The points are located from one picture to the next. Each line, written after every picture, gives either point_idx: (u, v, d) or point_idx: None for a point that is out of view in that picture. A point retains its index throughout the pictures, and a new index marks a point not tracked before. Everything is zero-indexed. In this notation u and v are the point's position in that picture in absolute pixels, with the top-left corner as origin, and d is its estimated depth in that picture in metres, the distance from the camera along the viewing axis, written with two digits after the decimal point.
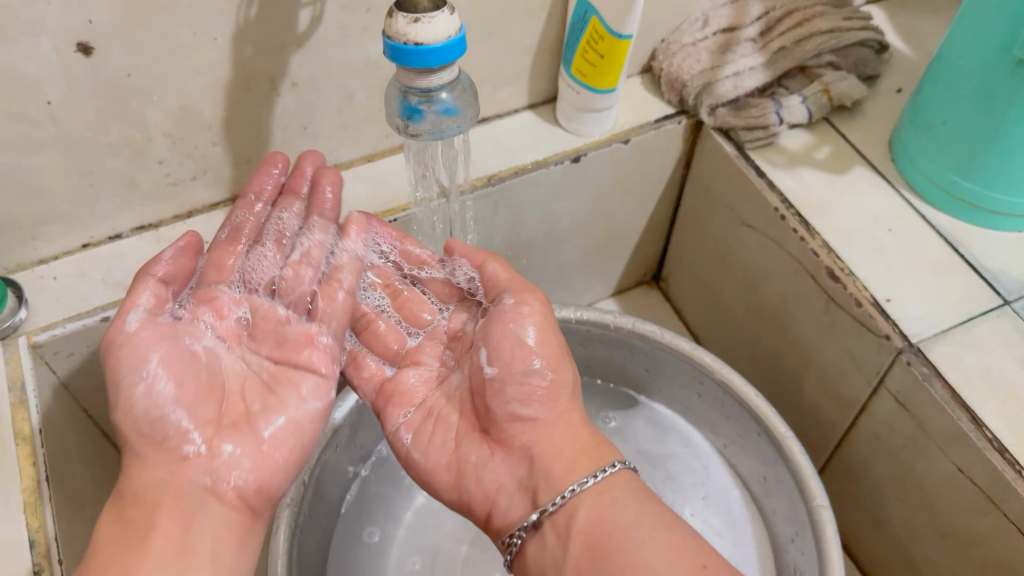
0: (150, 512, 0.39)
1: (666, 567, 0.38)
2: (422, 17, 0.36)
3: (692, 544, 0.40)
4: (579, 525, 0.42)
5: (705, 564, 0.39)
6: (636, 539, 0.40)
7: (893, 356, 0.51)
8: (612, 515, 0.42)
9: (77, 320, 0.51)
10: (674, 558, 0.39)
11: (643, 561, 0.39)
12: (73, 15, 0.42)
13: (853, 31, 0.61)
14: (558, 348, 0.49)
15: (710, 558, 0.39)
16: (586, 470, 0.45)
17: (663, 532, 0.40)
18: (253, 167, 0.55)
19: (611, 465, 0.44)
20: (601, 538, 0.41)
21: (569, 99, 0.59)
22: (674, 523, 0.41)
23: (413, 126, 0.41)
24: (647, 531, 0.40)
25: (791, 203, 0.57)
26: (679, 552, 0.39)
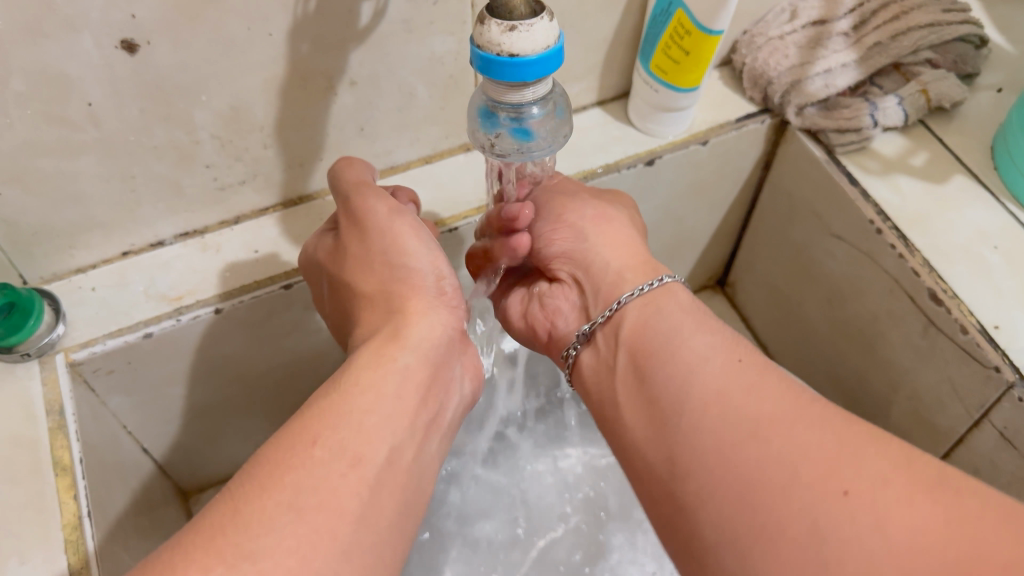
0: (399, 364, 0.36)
1: (699, 361, 0.33)
2: (519, 24, 0.31)
3: (738, 344, 0.34)
4: (624, 332, 0.38)
5: (742, 359, 0.33)
6: (676, 338, 0.35)
7: (1002, 390, 0.46)
8: (655, 319, 0.37)
9: (118, 337, 0.47)
10: (711, 354, 0.33)
11: (681, 357, 0.34)
12: (117, 8, 0.38)
13: (953, 25, 0.56)
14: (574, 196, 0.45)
15: (750, 355, 0.33)
16: (640, 281, 0.40)
17: (706, 333, 0.35)
18: (306, 170, 0.51)
19: (657, 280, 0.39)
20: (641, 341, 0.36)
21: (645, 96, 0.54)
22: (721, 328, 0.36)
23: (499, 145, 0.37)
24: (687, 330, 0.35)
25: (888, 215, 0.52)
26: (716, 347, 0.34)
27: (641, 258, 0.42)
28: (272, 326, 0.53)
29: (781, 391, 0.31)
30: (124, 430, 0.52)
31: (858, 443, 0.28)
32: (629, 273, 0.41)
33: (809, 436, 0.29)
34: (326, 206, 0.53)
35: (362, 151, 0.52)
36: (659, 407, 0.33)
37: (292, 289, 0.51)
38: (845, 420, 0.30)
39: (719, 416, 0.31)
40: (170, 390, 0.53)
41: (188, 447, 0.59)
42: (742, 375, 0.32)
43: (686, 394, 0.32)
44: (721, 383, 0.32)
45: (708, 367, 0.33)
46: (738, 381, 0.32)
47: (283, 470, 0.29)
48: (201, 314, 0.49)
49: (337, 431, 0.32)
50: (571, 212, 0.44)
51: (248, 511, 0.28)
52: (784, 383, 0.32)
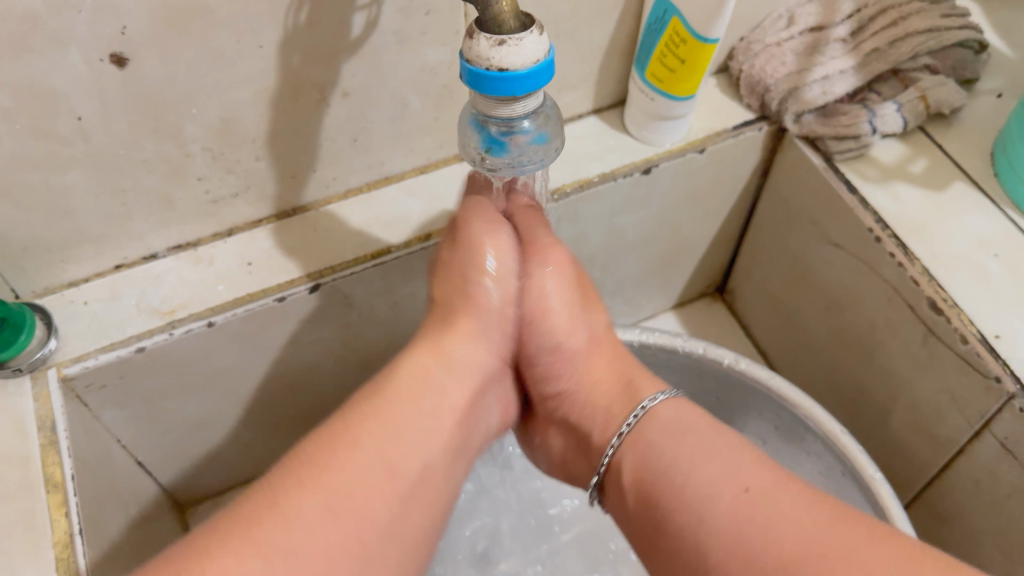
0: (437, 383, 0.41)
1: (711, 502, 0.37)
2: (508, 38, 0.31)
3: (740, 463, 0.38)
4: (630, 477, 0.42)
5: (749, 487, 0.37)
6: (681, 478, 0.39)
7: (1003, 400, 0.45)
8: (653, 460, 0.41)
9: (110, 352, 0.47)
10: (719, 494, 0.37)
11: (686, 502, 0.38)
12: (105, 22, 0.37)
13: (953, 30, 0.55)
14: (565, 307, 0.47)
15: (756, 478, 0.37)
16: (626, 412, 0.44)
17: (709, 462, 0.38)
18: (298, 182, 0.51)
19: (641, 408, 0.44)
20: (654, 483, 0.40)
21: (641, 105, 0.54)
22: (721, 446, 0.39)
23: (490, 160, 0.37)
24: (688, 465, 0.39)
25: (887, 222, 0.52)
26: (723, 482, 0.37)
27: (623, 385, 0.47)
28: (267, 339, 0.53)
29: (799, 521, 0.34)
30: (117, 444, 0.52)
31: (892, 568, 0.32)
32: (614, 408, 0.46)
33: (840, 569, 0.32)
34: (320, 217, 0.53)
35: (355, 162, 0.52)
36: (682, 558, 0.37)
37: (286, 303, 0.50)
38: (872, 542, 0.33)
39: (744, 561, 0.34)
40: (164, 404, 0.52)
41: (183, 459, 0.59)
42: (752, 512, 0.35)
43: (707, 539, 0.36)
44: (733, 528, 0.35)
45: (720, 509, 0.36)
46: (751, 520, 0.35)
47: (322, 471, 0.35)
48: (194, 328, 0.48)
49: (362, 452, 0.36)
50: (567, 341, 0.47)
51: (283, 512, 0.33)
52: (795, 505, 0.35)
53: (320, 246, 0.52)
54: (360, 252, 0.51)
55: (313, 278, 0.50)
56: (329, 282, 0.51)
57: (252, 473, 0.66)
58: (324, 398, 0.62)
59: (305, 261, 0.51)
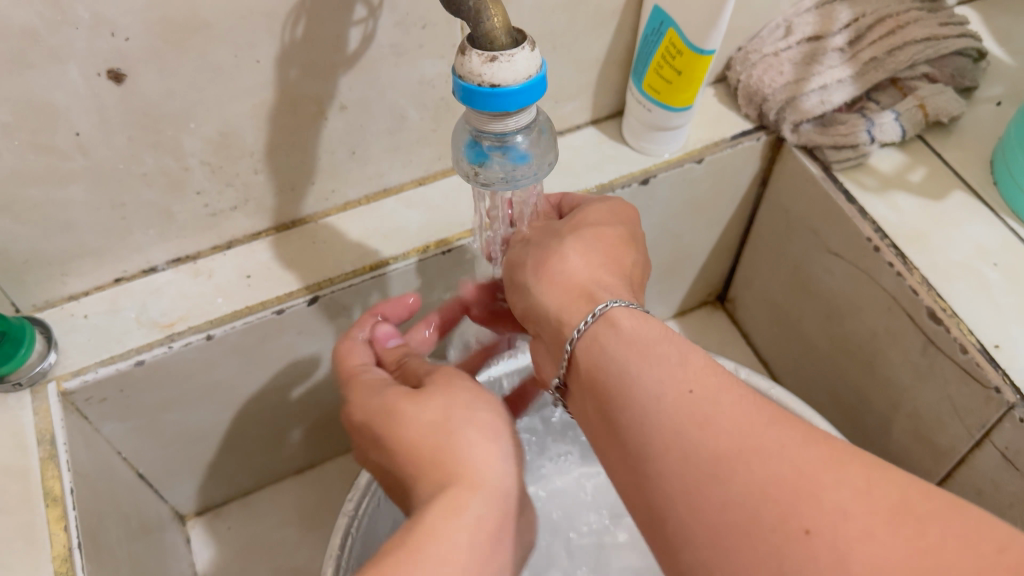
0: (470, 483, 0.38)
1: (652, 402, 0.30)
2: (500, 54, 0.31)
3: (691, 366, 0.30)
4: (583, 378, 0.34)
5: (693, 388, 0.29)
6: (628, 378, 0.31)
7: (1003, 410, 0.45)
8: (607, 359, 0.32)
9: (109, 365, 0.47)
10: (661, 387, 0.30)
11: (632, 403, 0.30)
12: (102, 38, 0.37)
13: (950, 39, 0.55)
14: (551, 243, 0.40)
15: (706, 380, 0.30)
16: (583, 313, 0.35)
17: (662, 362, 0.31)
18: (297, 195, 0.51)
19: (598, 309, 0.34)
20: (598, 383, 0.33)
21: (638, 116, 0.54)
22: (671, 347, 0.32)
23: (484, 174, 0.37)
24: (637, 364, 0.31)
25: (886, 232, 0.52)
26: (667, 380, 0.30)
27: (577, 293, 0.37)
28: (265, 352, 0.53)
29: (738, 418, 0.28)
30: (119, 456, 0.52)
31: (814, 470, 0.25)
32: (566, 316, 0.36)
33: (773, 463, 0.26)
34: (319, 229, 0.53)
35: (354, 174, 0.52)
36: (625, 450, 0.30)
37: (285, 315, 0.50)
38: (810, 443, 0.27)
39: (680, 458, 0.28)
40: (165, 416, 0.53)
41: (185, 471, 0.59)
42: (694, 410, 0.28)
43: (644, 437, 0.29)
44: (675, 425, 0.28)
45: (660, 408, 0.29)
46: (691, 418, 0.28)
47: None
48: (193, 341, 0.48)
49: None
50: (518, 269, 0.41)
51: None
52: (737, 405, 0.28)
53: (319, 258, 0.52)
54: (359, 264, 0.51)
55: (311, 290, 0.50)
56: (328, 294, 0.51)
57: (254, 484, 0.66)
58: (325, 408, 0.62)
59: (304, 273, 0.51)
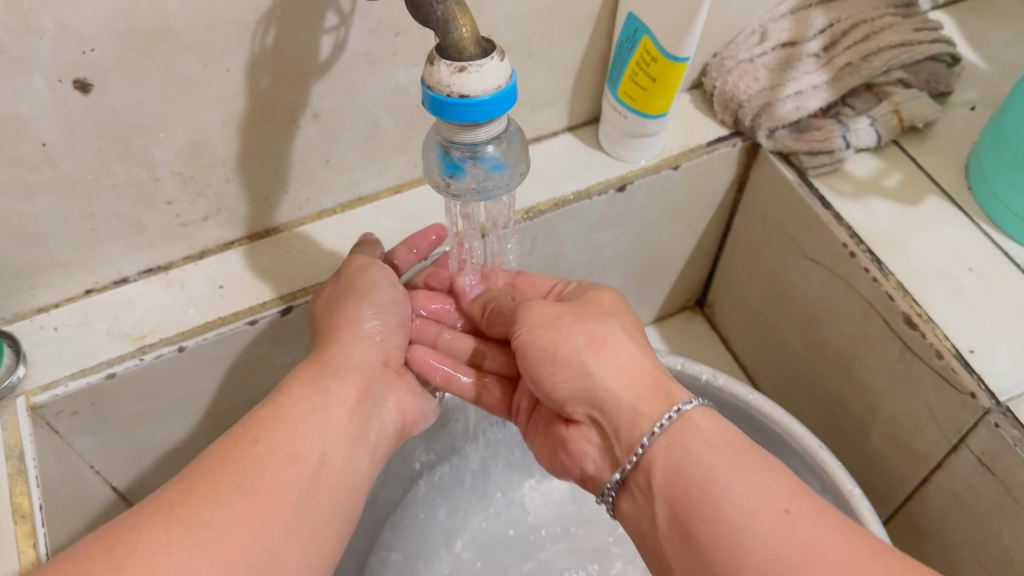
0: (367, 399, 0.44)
1: (745, 519, 0.32)
2: (469, 64, 0.31)
3: (778, 484, 0.34)
4: (658, 483, 0.36)
5: (789, 509, 0.32)
6: (716, 489, 0.33)
7: (979, 416, 0.45)
8: (689, 465, 0.35)
9: (80, 378, 0.46)
10: (756, 506, 0.32)
11: (721, 514, 0.33)
12: (68, 47, 0.37)
13: (925, 44, 0.55)
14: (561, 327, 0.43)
15: (798, 502, 0.33)
16: (659, 413, 0.38)
17: (750, 476, 0.34)
18: (270, 204, 0.51)
19: (675, 411, 0.37)
20: (681, 490, 0.35)
21: (614, 123, 0.54)
22: (755, 460, 0.35)
23: (455, 185, 0.37)
24: (727, 476, 0.34)
25: (861, 238, 0.52)
26: (761, 499, 0.32)
27: (651, 387, 0.39)
28: (239, 362, 0.52)
29: (840, 549, 0.30)
30: (92, 469, 0.52)
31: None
32: (644, 407, 0.39)
33: None
34: (294, 239, 0.53)
35: (328, 182, 0.52)
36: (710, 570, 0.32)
37: (257, 326, 0.50)
38: None
39: None
40: (137, 428, 0.52)
41: (160, 482, 0.58)
42: (793, 533, 0.31)
43: (738, 558, 0.31)
44: (774, 548, 0.31)
45: (757, 528, 0.32)
46: (791, 544, 0.31)
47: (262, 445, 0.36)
48: (164, 353, 0.48)
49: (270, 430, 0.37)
50: (563, 346, 0.42)
51: (186, 498, 0.32)
52: (836, 536, 0.31)
53: (293, 268, 0.51)
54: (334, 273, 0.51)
55: (285, 300, 0.50)
56: (302, 304, 0.51)
57: None
58: None
59: (277, 283, 0.51)
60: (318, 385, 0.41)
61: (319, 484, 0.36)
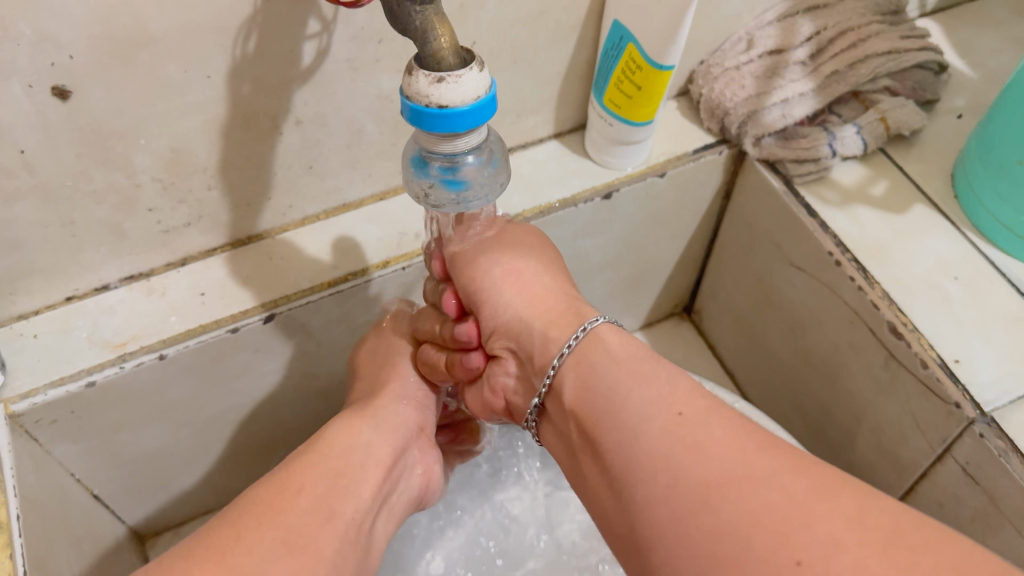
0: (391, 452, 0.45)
1: (641, 425, 0.32)
2: (448, 75, 0.30)
3: (678, 391, 0.33)
4: (569, 399, 0.37)
5: (684, 412, 0.32)
6: (618, 402, 0.34)
7: (963, 426, 0.45)
8: (598, 376, 0.36)
9: (60, 387, 0.46)
10: (652, 410, 0.33)
11: (623, 422, 0.33)
12: (44, 54, 0.36)
13: (911, 52, 0.55)
14: (481, 255, 0.44)
15: (694, 404, 0.32)
16: (568, 333, 0.39)
17: (650, 384, 0.34)
18: (253, 210, 0.50)
19: (582, 329, 0.38)
20: (592, 404, 0.35)
21: (600, 130, 0.54)
22: (657, 369, 0.35)
23: (434, 196, 0.37)
24: (629, 386, 0.34)
25: (846, 246, 0.52)
26: (657, 404, 0.33)
27: (562, 309, 0.41)
28: (222, 369, 0.52)
29: (726, 442, 0.30)
30: (72, 477, 0.51)
31: (805, 496, 0.27)
32: (554, 330, 0.39)
33: (759, 489, 0.28)
34: (276, 245, 0.52)
35: (312, 189, 0.51)
36: (614, 475, 0.33)
37: (240, 333, 0.50)
38: (797, 470, 0.28)
39: (669, 483, 0.30)
40: (118, 435, 0.51)
41: (142, 490, 0.58)
42: (683, 433, 0.31)
43: (636, 462, 0.32)
44: (665, 447, 0.31)
45: (651, 430, 0.32)
46: (679, 441, 0.31)
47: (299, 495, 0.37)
48: (146, 361, 0.48)
49: (310, 483, 0.38)
50: (482, 279, 0.43)
51: (233, 545, 0.33)
52: (726, 430, 0.31)
53: (277, 276, 0.51)
54: (317, 280, 0.51)
55: (267, 308, 0.50)
56: (284, 312, 0.50)
57: (215, 503, 0.65)
58: (285, 424, 0.61)
59: (260, 291, 0.50)
60: (357, 440, 0.43)
61: (349, 544, 0.38)
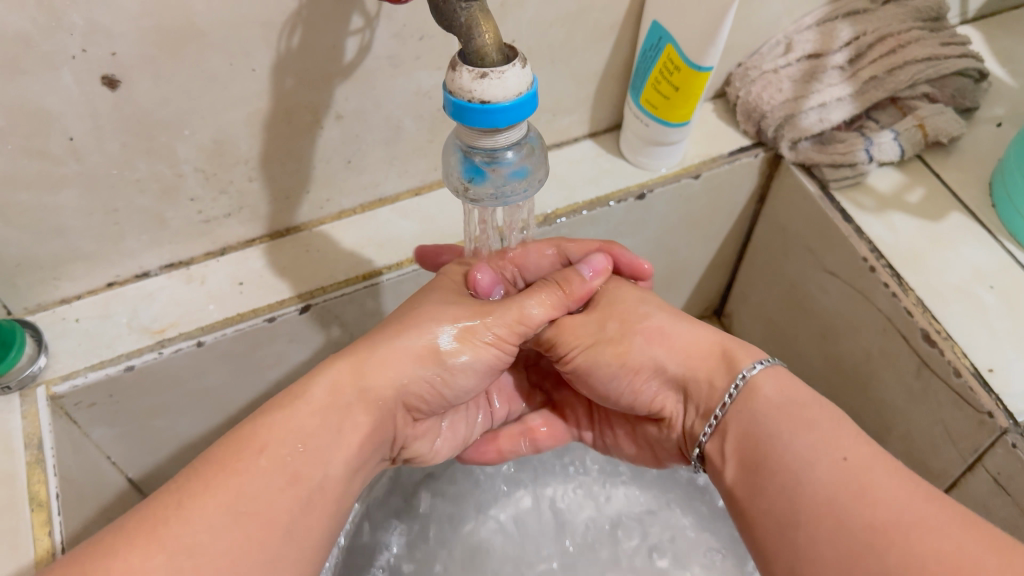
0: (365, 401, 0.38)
1: (807, 468, 0.34)
2: (491, 71, 0.31)
3: (842, 435, 0.35)
4: (731, 444, 0.39)
5: (847, 457, 0.34)
6: (781, 447, 0.36)
7: (995, 435, 0.45)
8: (758, 424, 0.38)
9: (99, 370, 0.47)
10: (817, 455, 0.34)
11: (787, 465, 0.35)
12: (96, 45, 0.37)
13: (952, 59, 0.54)
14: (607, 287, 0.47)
15: (858, 450, 0.34)
16: (725, 381, 0.41)
17: (814, 430, 0.36)
18: (291, 203, 0.51)
19: (741, 377, 0.40)
20: (753, 449, 0.37)
21: (635, 130, 0.54)
22: (819, 416, 0.37)
23: (474, 190, 0.37)
24: (792, 432, 0.36)
25: (881, 252, 0.51)
26: (823, 449, 0.35)
27: (718, 350, 0.42)
28: (255, 359, 0.53)
29: (895, 490, 0.32)
30: (108, 460, 0.52)
31: (979, 554, 0.29)
32: (717, 378, 0.41)
33: (924, 539, 0.30)
34: (314, 238, 0.53)
35: (349, 183, 0.52)
36: (775, 515, 0.35)
37: (276, 323, 0.50)
38: (967, 526, 0.30)
39: (835, 523, 0.32)
40: (153, 421, 0.52)
41: (174, 475, 0.59)
42: (848, 478, 0.33)
43: (801, 502, 0.34)
44: (831, 491, 0.33)
45: (817, 472, 0.34)
46: (847, 486, 0.33)
47: (237, 458, 0.33)
48: (183, 347, 0.48)
49: (281, 435, 0.35)
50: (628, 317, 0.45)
51: (185, 501, 0.31)
52: (895, 482, 0.32)
53: (312, 268, 0.52)
54: (352, 272, 0.51)
55: (303, 298, 0.50)
56: (319, 303, 0.51)
57: None
58: None
59: (296, 282, 0.51)
60: (333, 399, 0.37)
61: (317, 505, 0.35)
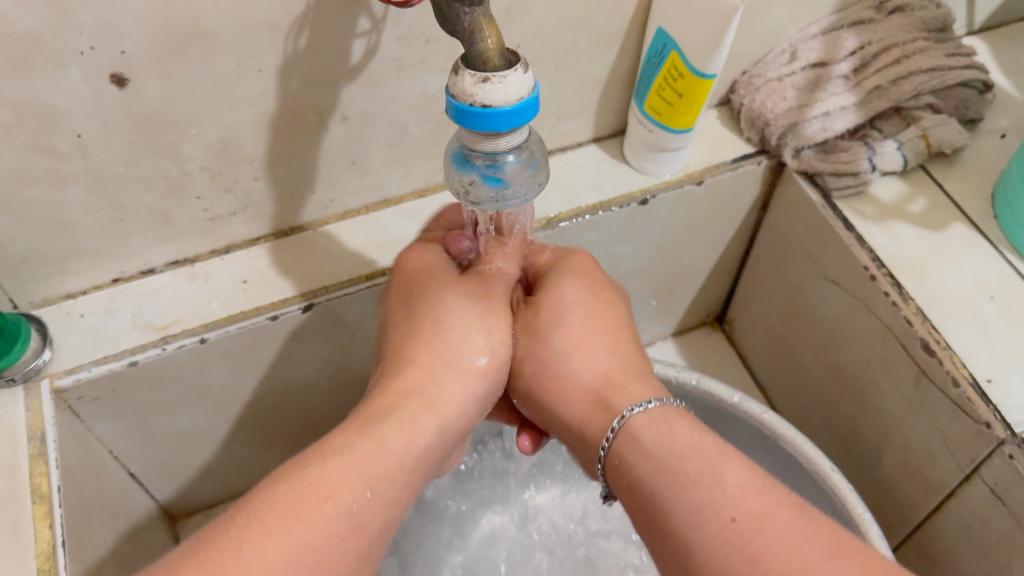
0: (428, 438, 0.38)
1: (699, 530, 0.32)
2: (492, 75, 0.31)
3: (738, 485, 0.33)
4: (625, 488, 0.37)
5: (736, 516, 0.32)
6: (669, 499, 0.34)
7: (993, 446, 0.45)
8: (646, 476, 0.36)
9: (103, 364, 0.47)
10: (705, 514, 0.32)
11: (679, 527, 0.33)
12: (105, 43, 0.38)
13: (956, 69, 0.55)
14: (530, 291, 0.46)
15: (751, 505, 0.32)
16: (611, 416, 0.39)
17: (697, 484, 0.33)
18: (296, 203, 0.51)
19: (623, 417, 0.38)
20: (644, 504, 0.36)
21: (639, 136, 0.54)
22: (708, 459, 0.35)
23: (474, 193, 0.38)
24: (676, 486, 0.34)
25: (883, 261, 0.52)
26: (711, 507, 0.33)
27: (599, 384, 0.41)
28: (257, 357, 0.53)
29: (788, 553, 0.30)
30: (109, 455, 0.53)
31: None
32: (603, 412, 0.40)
33: None
34: (317, 238, 0.54)
35: (354, 184, 0.52)
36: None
37: (278, 322, 0.51)
38: None
39: None
40: (155, 417, 0.53)
41: (175, 470, 0.59)
42: (743, 541, 0.31)
43: (699, 563, 0.32)
44: (724, 554, 0.31)
45: (706, 534, 0.32)
46: (743, 553, 0.31)
47: (306, 497, 0.32)
48: (187, 344, 0.49)
49: (348, 473, 0.34)
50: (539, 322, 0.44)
51: (247, 546, 0.30)
52: (789, 540, 0.31)
53: (315, 268, 0.52)
54: (355, 272, 0.52)
55: (306, 297, 0.51)
56: (322, 302, 0.51)
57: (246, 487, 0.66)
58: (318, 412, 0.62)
59: (299, 281, 0.51)
60: (402, 432, 0.37)
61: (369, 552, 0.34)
